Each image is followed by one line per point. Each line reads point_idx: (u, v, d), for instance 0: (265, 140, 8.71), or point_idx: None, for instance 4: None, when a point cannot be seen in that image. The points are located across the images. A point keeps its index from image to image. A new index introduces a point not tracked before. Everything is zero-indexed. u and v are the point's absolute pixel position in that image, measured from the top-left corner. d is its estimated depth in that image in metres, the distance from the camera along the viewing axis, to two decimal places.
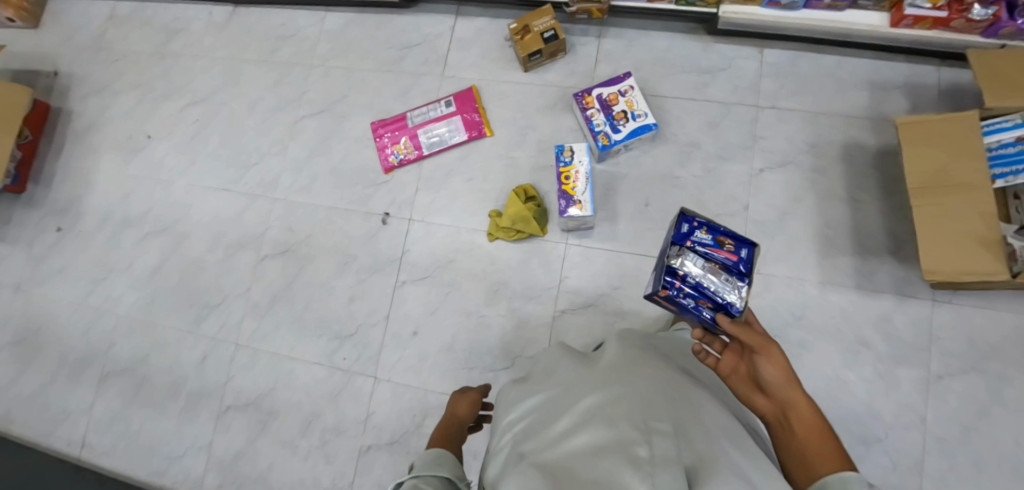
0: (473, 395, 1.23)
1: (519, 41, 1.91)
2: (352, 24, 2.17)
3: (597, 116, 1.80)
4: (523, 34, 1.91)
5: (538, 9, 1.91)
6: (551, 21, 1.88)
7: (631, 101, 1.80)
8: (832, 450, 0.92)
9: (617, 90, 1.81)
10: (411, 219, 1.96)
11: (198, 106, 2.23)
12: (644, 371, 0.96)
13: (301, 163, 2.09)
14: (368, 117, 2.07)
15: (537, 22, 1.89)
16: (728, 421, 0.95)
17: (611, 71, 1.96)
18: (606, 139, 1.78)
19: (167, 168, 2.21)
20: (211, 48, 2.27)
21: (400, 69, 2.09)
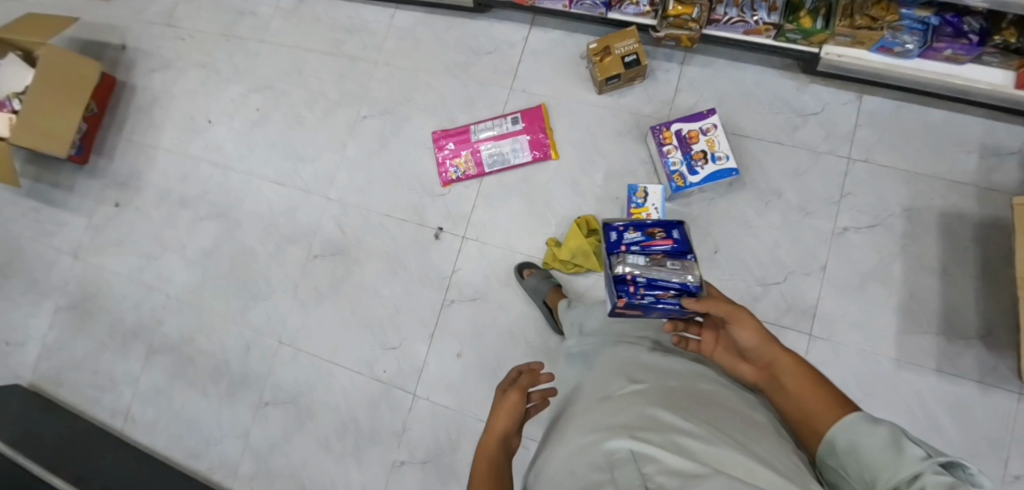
0: (524, 383, 1.07)
1: (598, 64, 1.79)
2: (423, 24, 2.08)
3: (674, 153, 1.69)
4: (603, 57, 1.79)
5: (620, 31, 1.79)
6: (635, 44, 1.77)
7: (713, 141, 1.68)
8: (832, 401, 0.91)
9: (698, 127, 1.70)
10: (465, 237, 1.89)
11: (259, 93, 2.19)
12: (605, 403, 0.94)
13: (357, 163, 2.03)
14: (431, 123, 1.99)
15: (620, 45, 1.78)
16: (737, 401, 0.95)
17: (692, 102, 1.84)
18: (681, 180, 1.68)
19: (226, 153, 2.18)
20: (276, 34, 2.21)
21: (468, 76, 2.00)
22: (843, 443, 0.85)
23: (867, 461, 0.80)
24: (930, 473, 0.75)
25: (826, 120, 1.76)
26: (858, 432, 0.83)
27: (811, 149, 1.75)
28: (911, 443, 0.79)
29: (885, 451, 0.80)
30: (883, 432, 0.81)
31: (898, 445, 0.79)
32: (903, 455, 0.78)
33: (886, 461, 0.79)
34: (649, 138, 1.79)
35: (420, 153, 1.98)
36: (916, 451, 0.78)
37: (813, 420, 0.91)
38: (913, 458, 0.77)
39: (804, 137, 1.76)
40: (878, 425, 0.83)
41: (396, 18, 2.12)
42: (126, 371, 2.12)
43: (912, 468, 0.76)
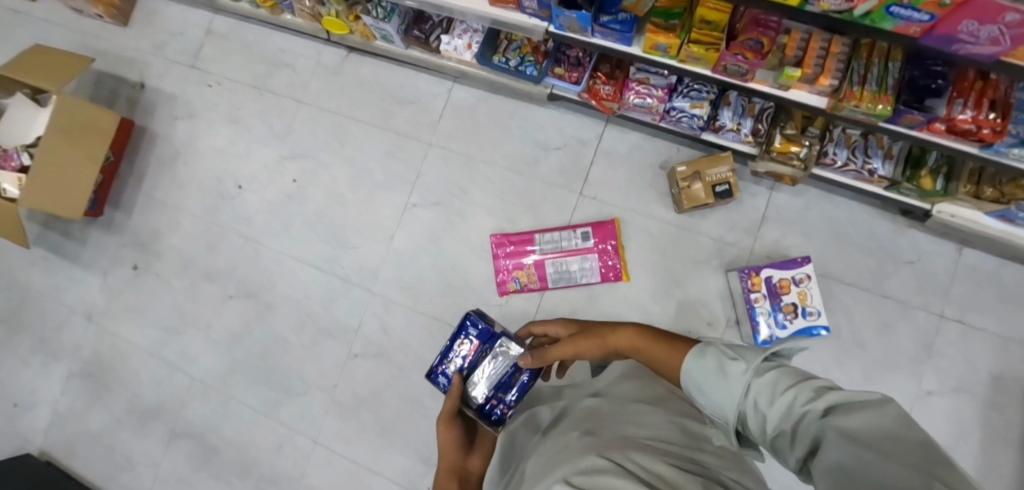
0: (446, 412, 1.26)
1: (685, 190, 1.65)
2: (483, 104, 1.88)
3: (762, 302, 1.57)
4: (690, 183, 1.64)
5: (712, 155, 1.64)
6: (729, 172, 1.62)
7: (805, 293, 1.57)
8: (678, 351, 0.93)
9: (791, 275, 1.58)
10: None
11: (296, 162, 1.98)
12: (544, 432, 1.02)
13: (405, 257, 1.86)
14: (490, 222, 1.83)
15: (710, 172, 1.63)
16: (617, 405, 0.96)
17: (778, 234, 1.71)
18: (768, 333, 1.57)
19: (257, 224, 1.98)
20: (316, 95, 2.01)
21: (532, 173, 1.83)
22: (693, 378, 0.80)
23: (716, 379, 0.76)
24: (773, 369, 0.73)
25: (920, 270, 1.65)
26: (691, 367, 0.81)
27: (903, 302, 1.65)
28: (733, 362, 0.75)
29: (716, 373, 0.77)
30: (709, 359, 0.79)
31: (722, 364, 0.77)
32: (729, 370, 0.75)
33: (716, 386, 0.76)
34: (732, 274, 1.66)
35: (476, 256, 1.82)
36: (735, 363, 0.74)
37: (670, 372, 0.92)
38: (739, 371, 0.74)
39: (894, 287, 1.66)
40: (704, 354, 0.81)
41: (452, 93, 1.90)
42: (146, 453, 1.98)
43: (746, 372, 0.73)
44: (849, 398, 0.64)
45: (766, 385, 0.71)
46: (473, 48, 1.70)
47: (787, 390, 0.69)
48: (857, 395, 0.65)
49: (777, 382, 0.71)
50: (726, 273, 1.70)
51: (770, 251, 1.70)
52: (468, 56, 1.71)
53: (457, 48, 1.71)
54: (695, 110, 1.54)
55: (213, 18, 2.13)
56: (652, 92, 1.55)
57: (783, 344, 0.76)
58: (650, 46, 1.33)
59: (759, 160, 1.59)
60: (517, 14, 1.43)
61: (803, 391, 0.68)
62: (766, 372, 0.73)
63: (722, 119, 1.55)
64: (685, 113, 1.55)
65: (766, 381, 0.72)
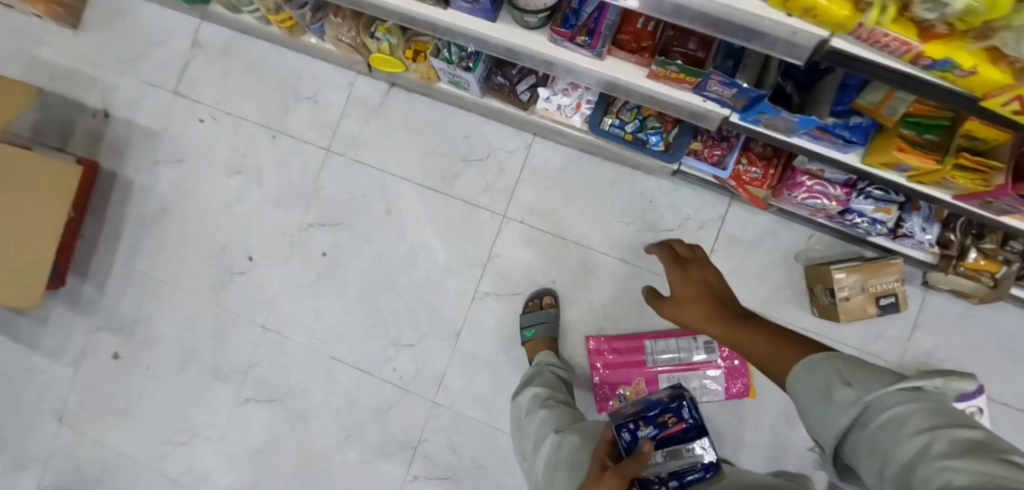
0: None
1: (843, 302, 1.32)
2: (573, 167, 1.46)
3: None
4: (850, 294, 1.32)
5: (879, 260, 1.31)
6: (896, 281, 1.32)
7: None
8: (787, 345, 0.67)
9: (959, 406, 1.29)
10: None
11: (324, 230, 1.54)
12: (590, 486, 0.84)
13: (474, 359, 1.49)
14: (582, 319, 1.47)
15: (874, 282, 1.32)
16: None
17: (935, 345, 1.42)
18: None
19: (276, 308, 1.55)
20: (348, 142, 1.54)
21: (637, 260, 1.45)
22: (801, 402, 0.60)
23: (814, 392, 0.58)
24: (909, 399, 0.51)
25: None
26: (805, 375, 0.61)
27: None
28: (847, 382, 0.56)
29: (819, 389, 0.58)
30: (815, 375, 0.59)
31: (829, 385, 0.57)
32: (833, 398, 0.56)
33: (818, 413, 0.57)
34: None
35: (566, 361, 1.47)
36: (840, 391, 0.55)
37: (773, 370, 0.67)
38: (845, 403, 0.55)
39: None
40: (813, 369, 0.60)
41: (533, 150, 1.47)
42: None
43: (849, 412, 0.54)
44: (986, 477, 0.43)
45: (881, 426, 0.51)
46: (586, 109, 1.27)
47: (903, 435, 0.49)
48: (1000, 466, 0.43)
49: (902, 420, 0.50)
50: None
51: (921, 364, 1.41)
52: (577, 118, 1.29)
53: (562, 107, 1.28)
54: (877, 215, 1.21)
55: (201, 26, 1.61)
56: (827, 190, 1.19)
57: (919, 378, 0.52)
58: (883, 163, 0.96)
59: (943, 273, 1.28)
60: (684, 92, 1.00)
61: (934, 442, 0.47)
62: (888, 399, 0.52)
63: (909, 225, 1.22)
64: (863, 216, 1.22)
65: (884, 419, 0.51)
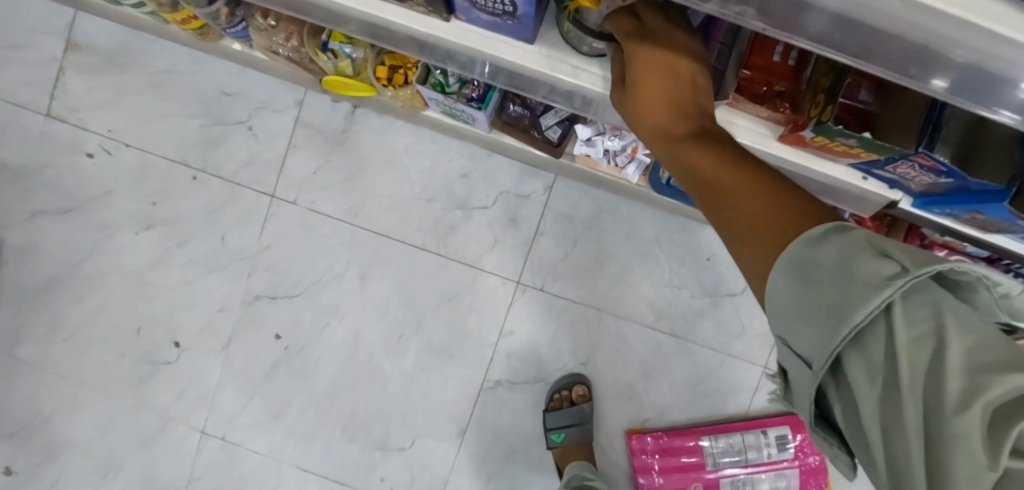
0: None
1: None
2: (609, 216, 1.09)
3: None
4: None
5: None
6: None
7: None
8: (772, 212, 0.36)
9: None
10: None
11: (275, 303, 1.14)
12: None
13: (487, 464, 1.12)
14: (624, 409, 1.11)
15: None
16: None
17: None
18: None
19: (217, 408, 1.16)
20: (299, 183, 1.12)
21: (693, 336, 1.10)
22: (782, 307, 0.33)
23: (811, 301, 0.32)
24: (939, 315, 0.29)
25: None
26: (801, 256, 0.33)
27: None
28: (868, 261, 0.30)
29: (815, 276, 0.32)
30: (828, 249, 0.32)
31: (839, 262, 0.31)
32: (850, 277, 0.30)
33: (807, 308, 0.32)
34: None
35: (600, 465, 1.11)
36: (867, 264, 0.30)
37: (742, 252, 0.37)
38: (873, 283, 0.29)
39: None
40: (825, 243, 0.32)
41: (554, 195, 1.09)
42: None
43: (882, 299, 0.28)
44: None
45: (919, 348, 0.28)
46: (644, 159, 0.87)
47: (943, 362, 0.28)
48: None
49: (935, 347, 0.28)
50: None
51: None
52: (632, 171, 0.89)
53: (613, 154, 0.88)
54: None
55: (77, 19, 1.15)
56: None
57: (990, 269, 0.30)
58: None
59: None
60: (834, 163, 0.68)
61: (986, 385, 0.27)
62: (906, 309, 0.29)
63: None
64: None
65: (918, 340, 0.28)
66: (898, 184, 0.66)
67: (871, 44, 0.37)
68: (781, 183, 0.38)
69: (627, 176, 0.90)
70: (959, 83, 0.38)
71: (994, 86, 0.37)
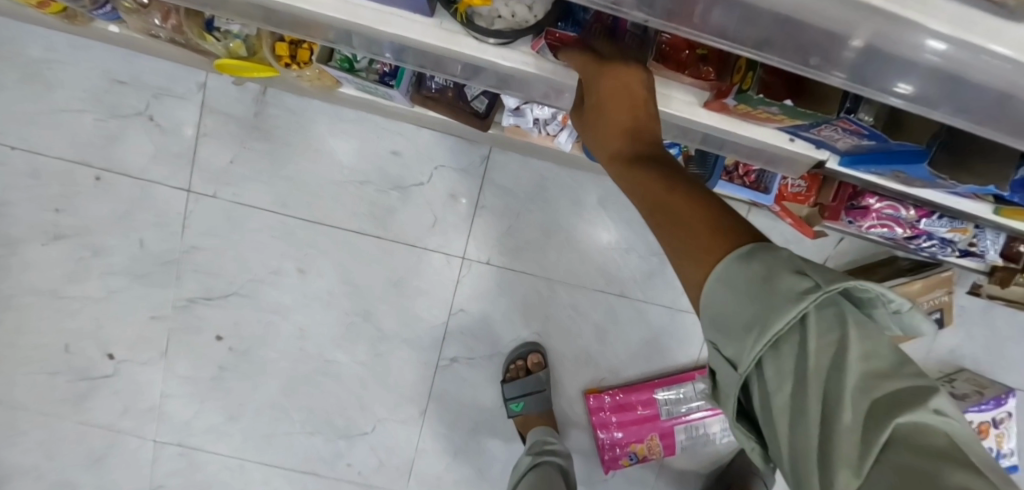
0: None
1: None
2: (552, 183, 1.05)
3: None
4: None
5: (928, 273, 1.04)
6: (944, 295, 1.06)
7: (1004, 435, 1.11)
8: (711, 234, 0.36)
9: (991, 415, 1.10)
10: None
11: (209, 306, 1.07)
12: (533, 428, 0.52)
13: (449, 438, 1.13)
14: (579, 372, 1.12)
15: (920, 298, 1.05)
16: None
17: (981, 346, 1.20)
18: None
19: (164, 418, 1.10)
20: (218, 176, 1.02)
21: (642, 294, 1.10)
22: (716, 318, 0.35)
23: (741, 312, 0.33)
24: (843, 323, 0.32)
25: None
26: (731, 272, 0.35)
27: None
28: (792, 276, 0.33)
29: (744, 288, 0.34)
30: (753, 265, 0.34)
31: (765, 275, 0.33)
32: (773, 289, 0.33)
33: (734, 315, 0.34)
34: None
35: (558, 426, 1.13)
36: (789, 280, 0.32)
37: (682, 269, 0.38)
38: (790, 297, 0.32)
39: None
40: (751, 257, 0.34)
41: (491, 166, 1.04)
42: None
43: (798, 310, 0.31)
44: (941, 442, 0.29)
45: (822, 355, 0.31)
46: (576, 126, 0.83)
47: (842, 365, 0.31)
48: (937, 421, 0.29)
49: (837, 353, 0.31)
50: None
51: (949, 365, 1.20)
52: (564, 139, 0.84)
53: (542, 122, 0.83)
54: (950, 236, 0.90)
55: None
56: (898, 214, 0.87)
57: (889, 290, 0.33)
58: None
59: (1003, 286, 1.02)
60: (761, 126, 0.62)
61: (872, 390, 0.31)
62: (818, 321, 0.32)
63: (982, 244, 0.92)
64: (933, 239, 0.92)
65: (823, 348, 0.31)
66: (824, 144, 0.62)
67: (761, 31, 0.38)
68: (716, 205, 0.38)
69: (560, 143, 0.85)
70: (859, 66, 0.38)
71: (890, 65, 0.37)
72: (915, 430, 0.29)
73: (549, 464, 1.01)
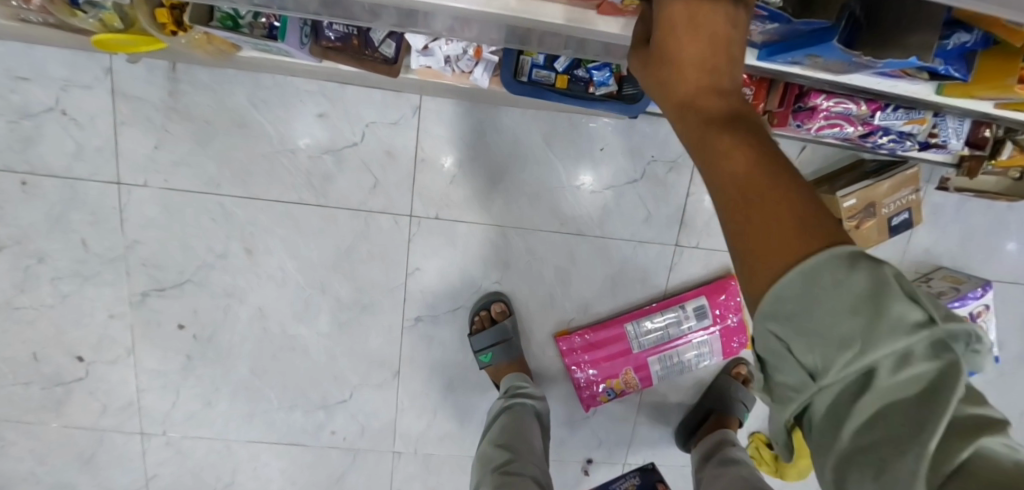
0: None
1: (854, 232, 1.01)
2: (489, 126, 1.00)
3: None
4: (862, 220, 1.01)
5: (893, 173, 1.00)
6: (912, 195, 1.02)
7: (982, 328, 1.11)
8: (792, 231, 0.34)
9: (968, 310, 1.10)
10: (626, 464, 1.22)
11: (165, 298, 1.04)
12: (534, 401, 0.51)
13: (427, 395, 1.13)
14: (546, 317, 1.11)
15: (886, 199, 1.01)
16: None
17: (951, 241, 1.18)
18: None
19: (143, 411, 1.10)
20: (145, 165, 0.98)
21: (600, 231, 1.07)
22: (793, 320, 0.34)
23: (833, 323, 0.32)
24: (944, 354, 0.32)
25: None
26: (831, 277, 0.32)
27: None
28: (904, 302, 0.32)
29: (841, 302, 0.32)
30: (855, 279, 0.32)
31: (871, 294, 0.32)
32: (880, 311, 0.32)
33: (824, 327, 0.33)
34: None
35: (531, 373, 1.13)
36: (901, 306, 0.31)
37: (749, 254, 0.35)
38: (901, 325, 0.31)
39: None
40: (854, 269, 0.32)
41: (424, 117, 0.99)
42: None
43: (909, 339, 0.31)
44: (1022, 478, 0.29)
45: (916, 378, 0.32)
46: (490, 59, 0.78)
47: (937, 399, 0.31)
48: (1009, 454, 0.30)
49: (932, 381, 0.32)
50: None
51: (918, 263, 1.18)
52: (479, 73, 0.78)
53: (454, 60, 0.78)
54: (908, 128, 0.86)
55: None
56: (848, 110, 0.82)
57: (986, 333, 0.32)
58: (973, 94, 0.61)
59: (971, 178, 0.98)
60: None
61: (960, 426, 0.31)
62: (919, 351, 0.32)
63: (944, 132, 0.87)
64: (890, 133, 0.87)
65: (922, 376, 0.32)
66: (736, 37, 0.57)
67: None
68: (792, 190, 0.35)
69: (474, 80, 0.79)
70: None
71: None
72: (1000, 469, 0.29)
73: (523, 405, 1.03)
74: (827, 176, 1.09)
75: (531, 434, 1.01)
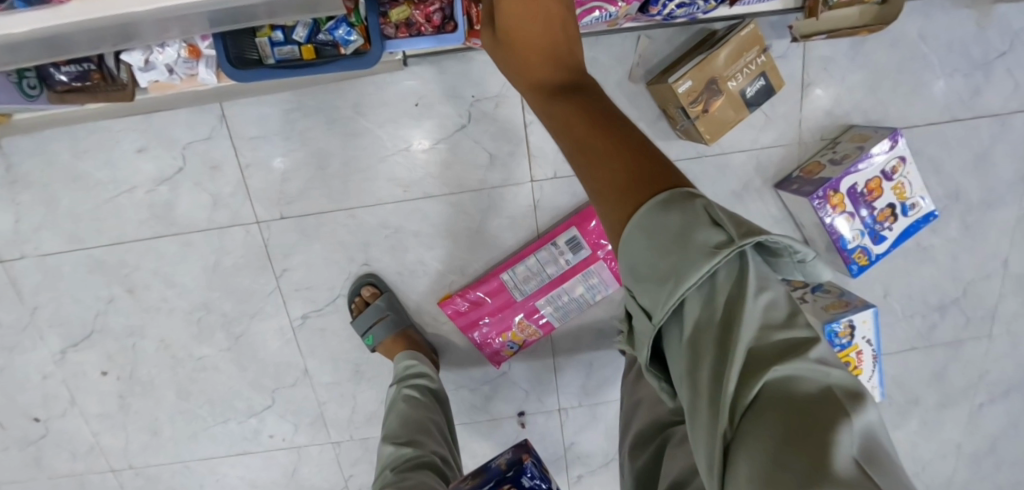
0: None
1: (702, 118, 0.90)
2: (297, 113, 0.98)
3: (850, 224, 0.96)
4: (708, 101, 0.89)
5: (727, 39, 0.87)
6: (761, 57, 0.89)
7: (903, 184, 0.96)
8: (621, 166, 0.43)
9: (880, 168, 0.94)
10: (561, 407, 1.19)
11: (78, 352, 1.12)
12: None
13: (341, 382, 1.15)
14: (428, 285, 1.09)
15: (730, 72, 0.89)
16: None
17: (856, 92, 1.01)
18: (863, 256, 0.99)
19: (104, 452, 1.19)
20: (13, 239, 1.04)
21: (448, 185, 1.03)
22: (633, 260, 0.41)
23: (662, 263, 0.40)
24: (745, 278, 0.39)
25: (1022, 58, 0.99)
26: (653, 220, 0.40)
27: None
28: (709, 231, 0.39)
29: (662, 239, 0.39)
30: (672, 219, 0.39)
31: (683, 227, 0.39)
32: (687, 244, 0.39)
33: (657, 266, 0.40)
34: (788, 197, 1.01)
35: (430, 342, 1.12)
36: (704, 235, 0.38)
37: (604, 204, 0.43)
38: (705, 251, 0.38)
39: (990, 98, 1.01)
40: (670, 209, 0.40)
41: (233, 121, 0.99)
42: None
43: (711, 262, 0.38)
44: (815, 388, 0.36)
45: (725, 300, 0.39)
46: (211, 55, 0.80)
47: (738, 316, 0.38)
48: (810, 370, 0.37)
49: (739, 300, 0.38)
50: (777, 193, 1.05)
51: (823, 128, 1.03)
52: (206, 72, 0.81)
53: (175, 66, 0.80)
54: None
55: None
56: None
57: (796, 244, 0.41)
58: None
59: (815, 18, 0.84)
60: None
61: (770, 340, 0.38)
62: (724, 274, 0.39)
63: None
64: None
65: (729, 297, 0.39)
66: None
67: None
68: (624, 140, 0.44)
69: (203, 79, 0.82)
70: None
71: None
72: (795, 374, 0.37)
73: (417, 389, 1.00)
74: (677, 61, 0.96)
75: (433, 420, 0.97)
